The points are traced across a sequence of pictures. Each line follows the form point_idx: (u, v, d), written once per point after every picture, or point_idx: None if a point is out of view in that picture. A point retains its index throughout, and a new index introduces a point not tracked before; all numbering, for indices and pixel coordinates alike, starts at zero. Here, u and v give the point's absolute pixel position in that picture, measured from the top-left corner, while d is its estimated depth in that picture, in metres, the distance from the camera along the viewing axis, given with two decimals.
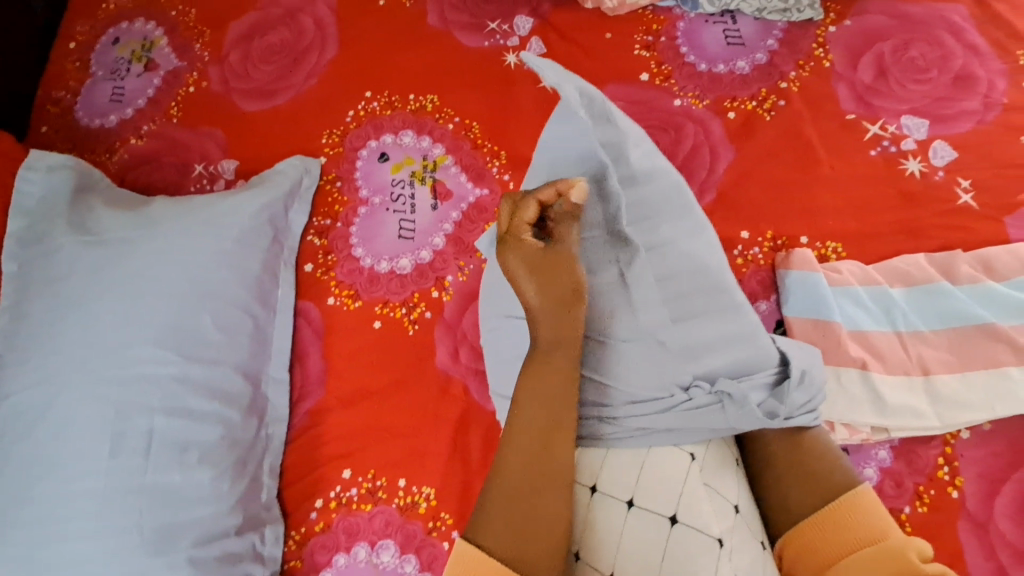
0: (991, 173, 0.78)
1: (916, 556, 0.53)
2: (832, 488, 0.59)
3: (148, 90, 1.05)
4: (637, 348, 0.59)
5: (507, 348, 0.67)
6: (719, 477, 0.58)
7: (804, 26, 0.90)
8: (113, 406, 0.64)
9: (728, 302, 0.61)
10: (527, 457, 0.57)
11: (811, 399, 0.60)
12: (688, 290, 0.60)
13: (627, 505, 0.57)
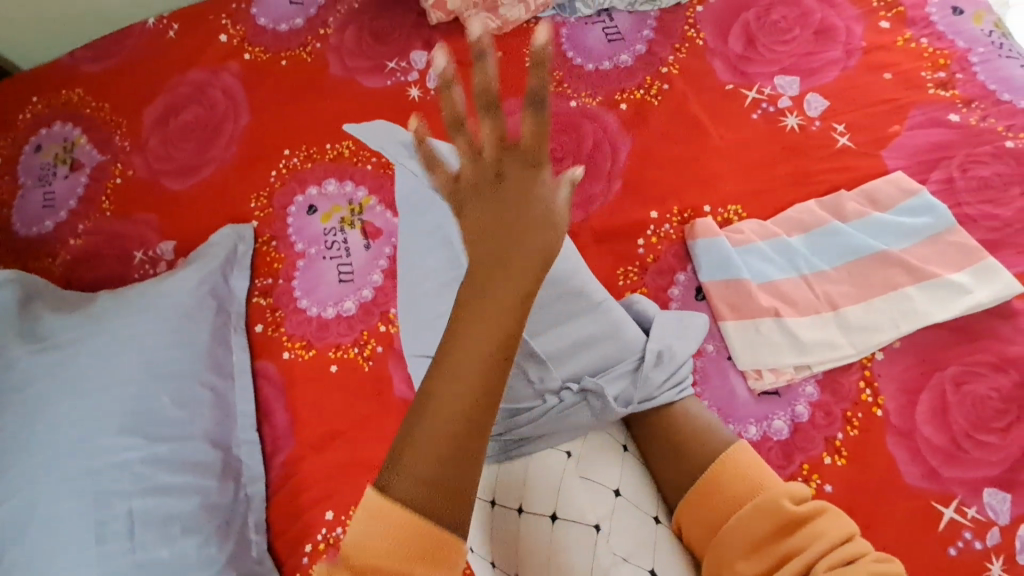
0: (861, 113, 0.84)
1: (788, 501, 0.56)
2: (711, 450, 0.62)
3: (78, 189, 1.08)
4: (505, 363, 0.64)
5: None
6: (597, 467, 0.61)
7: (674, 11, 0.97)
8: (89, 498, 0.67)
9: (589, 303, 0.67)
10: (453, 402, 0.44)
11: (672, 375, 0.66)
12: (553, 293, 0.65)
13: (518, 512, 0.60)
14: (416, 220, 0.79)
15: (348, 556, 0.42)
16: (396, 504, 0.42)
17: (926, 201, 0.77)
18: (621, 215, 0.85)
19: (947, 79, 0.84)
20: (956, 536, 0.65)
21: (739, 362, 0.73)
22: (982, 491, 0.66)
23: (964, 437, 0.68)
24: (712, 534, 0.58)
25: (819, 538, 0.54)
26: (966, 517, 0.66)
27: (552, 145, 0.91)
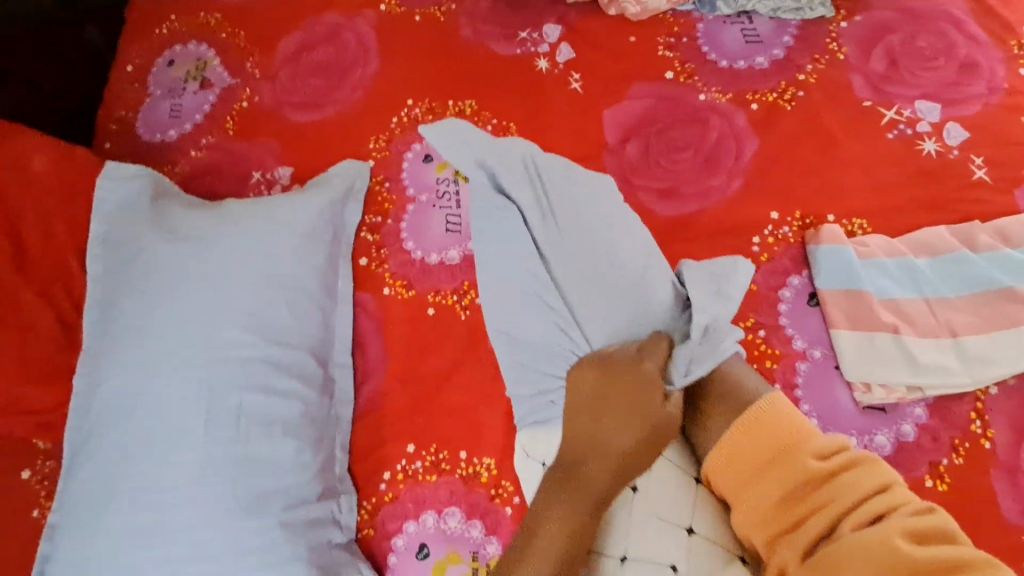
0: (1002, 150, 0.83)
1: (814, 458, 0.64)
2: (742, 406, 0.69)
3: (204, 106, 1.13)
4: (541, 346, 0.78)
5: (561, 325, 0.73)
6: (663, 508, 0.69)
7: (816, 23, 0.97)
8: (205, 385, 0.71)
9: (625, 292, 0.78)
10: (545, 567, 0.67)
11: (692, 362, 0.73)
12: (598, 263, 0.79)
13: (621, 560, 0.68)
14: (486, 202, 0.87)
15: None
16: None
17: None
18: (740, 211, 0.85)
19: None
20: None
21: (848, 372, 0.73)
22: None
23: None
24: (740, 486, 0.66)
25: (841, 495, 0.61)
26: None
27: (676, 134, 0.92)
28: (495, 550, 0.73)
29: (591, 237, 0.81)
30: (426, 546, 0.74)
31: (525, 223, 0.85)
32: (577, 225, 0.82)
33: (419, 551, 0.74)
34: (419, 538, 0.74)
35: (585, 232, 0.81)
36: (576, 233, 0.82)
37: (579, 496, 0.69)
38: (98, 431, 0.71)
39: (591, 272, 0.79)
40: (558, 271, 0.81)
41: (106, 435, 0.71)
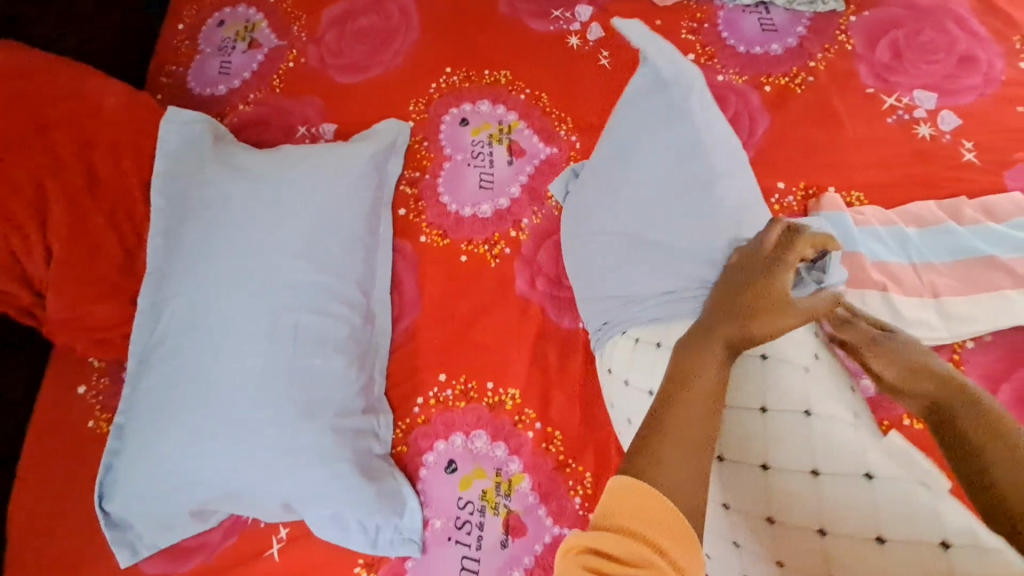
0: (990, 137, 0.92)
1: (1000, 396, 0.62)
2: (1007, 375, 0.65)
3: (253, 65, 1.20)
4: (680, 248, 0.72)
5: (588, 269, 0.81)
6: (824, 398, 0.63)
7: (828, 16, 1.05)
8: (266, 304, 0.78)
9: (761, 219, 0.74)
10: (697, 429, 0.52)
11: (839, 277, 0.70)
12: (672, 176, 0.73)
13: (760, 411, 0.63)
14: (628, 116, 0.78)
15: (610, 510, 0.48)
16: (659, 496, 0.48)
17: None
18: None
19: None
20: None
21: None
22: None
23: None
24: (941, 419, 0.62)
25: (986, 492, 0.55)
26: None
27: None
28: (518, 468, 0.81)
29: (668, 149, 0.74)
30: (455, 462, 0.82)
31: (604, 176, 0.81)
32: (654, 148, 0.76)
33: (448, 466, 0.82)
34: (448, 455, 0.82)
35: (660, 153, 0.75)
36: (648, 157, 0.76)
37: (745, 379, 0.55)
38: (166, 340, 0.79)
39: (659, 198, 0.74)
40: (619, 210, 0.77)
41: (172, 345, 0.78)
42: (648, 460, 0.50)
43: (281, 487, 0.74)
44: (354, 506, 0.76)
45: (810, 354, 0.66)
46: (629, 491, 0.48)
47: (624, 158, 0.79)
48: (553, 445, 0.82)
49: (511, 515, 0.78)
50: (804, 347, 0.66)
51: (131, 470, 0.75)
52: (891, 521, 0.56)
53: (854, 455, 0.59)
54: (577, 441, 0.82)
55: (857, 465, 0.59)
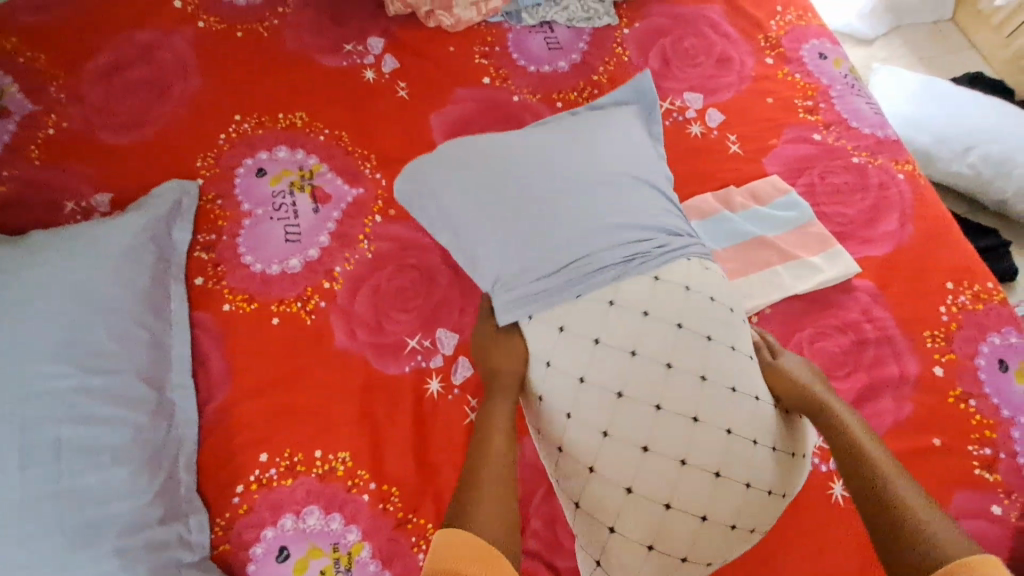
0: (749, 128, 1.02)
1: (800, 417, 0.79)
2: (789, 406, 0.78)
3: (1, 136, 1.03)
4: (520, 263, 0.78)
5: None
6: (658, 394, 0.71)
7: (605, 30, 1.12)
8: (15, 423, 0.66)
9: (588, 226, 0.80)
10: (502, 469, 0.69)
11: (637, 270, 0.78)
12: (573, 191, 0.80)
13: (602, 434, 0.70)
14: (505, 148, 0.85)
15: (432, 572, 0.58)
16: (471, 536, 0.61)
17: (793, 199, 0.95)
18: None
19: (813, 106, 1.05)
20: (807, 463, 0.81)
21: None
22: None
23: None
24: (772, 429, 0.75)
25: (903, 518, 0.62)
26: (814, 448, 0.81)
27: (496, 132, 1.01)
28: (356, 538, 0.77)
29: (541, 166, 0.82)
30: (286, 548, 0.75)
31: (446, 172, 0.83)
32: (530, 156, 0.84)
33: (279, 554, 0.75)
34: (278, 542, 0.76)
35: (555, 167, 0.82)
36: (532, 166, 0.82)
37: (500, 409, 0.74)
38: None
39: (555, 203, 0.79)
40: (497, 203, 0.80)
41: None
42: (477, 502, 0.65)
43: None
44: None
45: (680, 357, 0.72)
46: (445, 556, 0.59)
47: (468, 160, 0.84)
48: (391, 502, 0.79)
49: None
50: (671, 346, 0.72)
51: None
52: (688, 486, 0.69)
53: (680, 443, 0.69)
54: (415, 492, 0.80)
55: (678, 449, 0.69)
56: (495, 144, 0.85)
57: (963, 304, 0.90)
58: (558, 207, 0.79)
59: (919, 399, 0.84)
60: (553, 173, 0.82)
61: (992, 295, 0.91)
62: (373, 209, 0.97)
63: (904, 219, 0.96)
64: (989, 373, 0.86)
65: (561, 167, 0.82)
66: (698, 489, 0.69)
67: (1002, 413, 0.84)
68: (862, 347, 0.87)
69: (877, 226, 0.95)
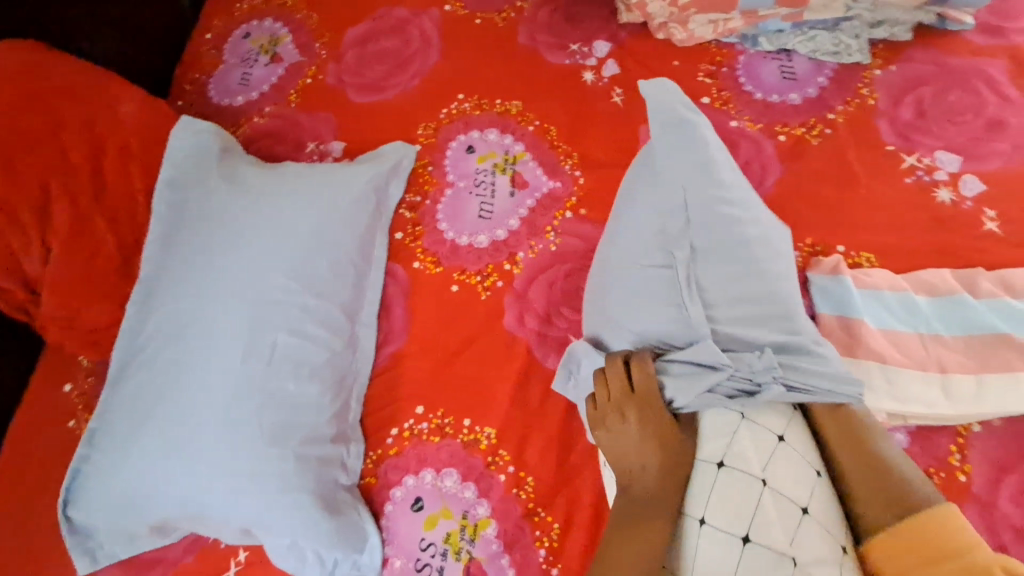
0: (1015, 207, 0.87)
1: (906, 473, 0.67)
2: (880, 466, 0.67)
3: (272, 79, 1.21)
4: (679, 327, 0.73)
5: (654, 297, 0.73)
6: (746, 459, 0.65)
7: (852, 68, 1.02)
8: (248, 321, 0.78)
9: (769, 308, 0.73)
10: None
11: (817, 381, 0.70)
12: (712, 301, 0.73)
13: (699, 523, 0.65)
14: (642, 174, 0.78)
15: None
16: None
17: None
18: None
19: None
20: None
21: None
22: None
23: None
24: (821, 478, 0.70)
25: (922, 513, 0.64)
26: None
27: None
28: (485, 513, 0.78)
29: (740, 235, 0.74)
30: (422, 499, 0.79)
31: (624, 192, 0.80)
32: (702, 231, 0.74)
33: (415, 503, 0.79)
34: (416, 492, 0.80)
35: (711, 259, 0.73)
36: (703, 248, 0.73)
37: (643, 530, 0.65)
38: (148, 348, 0.79)
39: (751, 312, 0.72)
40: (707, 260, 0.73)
41: (152, 353, 0.78)
42: None
43: (241, 510, 0.73)
44: (312, 538, 0.74)
45: (753, 433, 0.67)
46: None
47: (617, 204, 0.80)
48: (524, 491, 0.79)
49: (472, 562, 0.76)
50: (735, 443, 0.67)
51: (97, 475, 0.75)
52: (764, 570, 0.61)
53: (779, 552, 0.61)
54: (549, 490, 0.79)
55: (730, 538, 0.62)
56: (655, 159, 0.78)
57: None
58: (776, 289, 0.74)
59: None
60: (705, 271, 0.73)
61: None
62: (565, 205, 0.98)
63: None
64: None
65: (730, 263, 0.73)
66: None
67: None
68: None
69: None
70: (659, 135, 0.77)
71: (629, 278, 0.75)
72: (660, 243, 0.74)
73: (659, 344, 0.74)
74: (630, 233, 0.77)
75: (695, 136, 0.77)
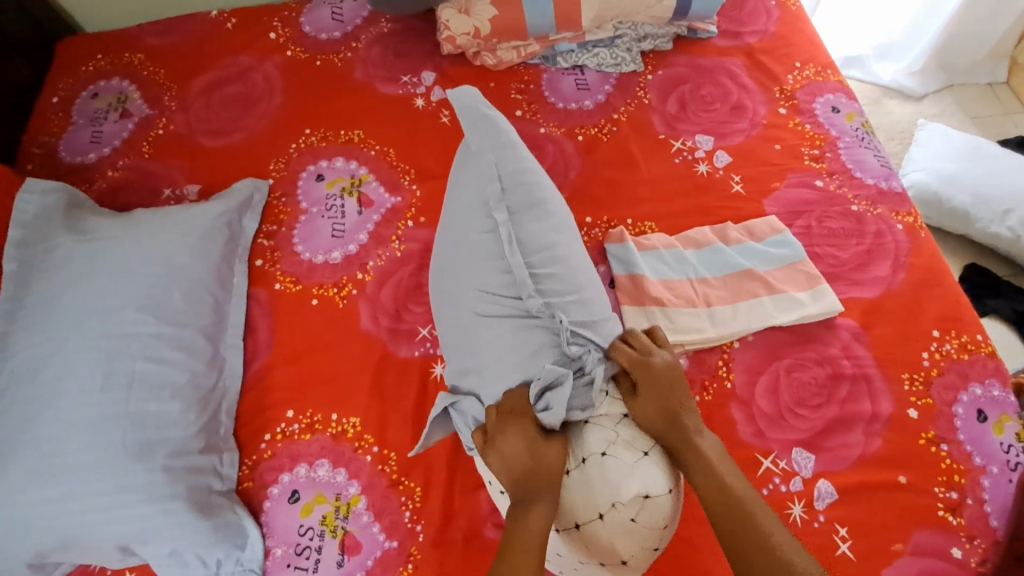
0: (754, 171, 1.11)
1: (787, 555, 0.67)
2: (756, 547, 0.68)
3: (124, 133, 1.27)
4: (502, 279, 0.81)
5: (484, 257, 0.83)
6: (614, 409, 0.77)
7: (631, 75, 1.24)
8: (104, 354, 0.84)
9: (571, 267, 0.84)
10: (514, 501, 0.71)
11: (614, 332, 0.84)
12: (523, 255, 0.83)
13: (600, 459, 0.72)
14: (469, 161, 0.92)
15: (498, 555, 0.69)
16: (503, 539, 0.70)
17: (786, 238, 1.02)
18: None
19: (819, 155, 1.12)
20: (767, 480, 0.84)
21: None
22: (794, 450, 0.86)
23: (787, 410, 0.89)
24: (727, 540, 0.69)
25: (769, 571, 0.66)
26: (777, 467, 0.85)
27: None
28: (355, 491, 0.88)
29: (540, 206, 0.87)
30: (298, 491, 0.88)
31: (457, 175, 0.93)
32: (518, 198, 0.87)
33: (291, 496, 0.88)
34: (292, 486, 0.89)
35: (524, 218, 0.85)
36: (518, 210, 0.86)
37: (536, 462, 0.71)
38: (2, 398, 0.83)
39: (558, 268, 0.83)
40: (517, 223, 0.84)
41: (7, 400, 0.82)
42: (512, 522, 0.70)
43: (117, 528, 0.79)
44: (191, 542, 0.81)
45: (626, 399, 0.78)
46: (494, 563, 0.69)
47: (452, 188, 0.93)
48: (389, 465, 0.89)
49: (347, 536, 0.85)
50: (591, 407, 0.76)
51: None
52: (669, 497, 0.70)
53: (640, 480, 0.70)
54: (410, 460, 0.90)
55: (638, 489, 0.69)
56: (473, 145, 0.93)
57: (947, 352, 0.93)
58: (578, 252, 0.87)
59: (889, 437, 0.87)
60: (521, 227, 0.84)
61: (980, 347, 0.94)
62: (407, 216, 1.11)
63: (896, 267, 1.00)
64: (966, 422, 0.88)
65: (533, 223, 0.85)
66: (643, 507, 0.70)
67: (975, 460, 0.86)
68: (838, 382, 0.91)
69: (869, 270, 1.00)
70: (477, 129, 0.95)
71: (457, 245, 0.86)
72: (479, 211, 0.85)
73: (489, 293, 0.81)
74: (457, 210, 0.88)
75: (503, 129, 0.94)
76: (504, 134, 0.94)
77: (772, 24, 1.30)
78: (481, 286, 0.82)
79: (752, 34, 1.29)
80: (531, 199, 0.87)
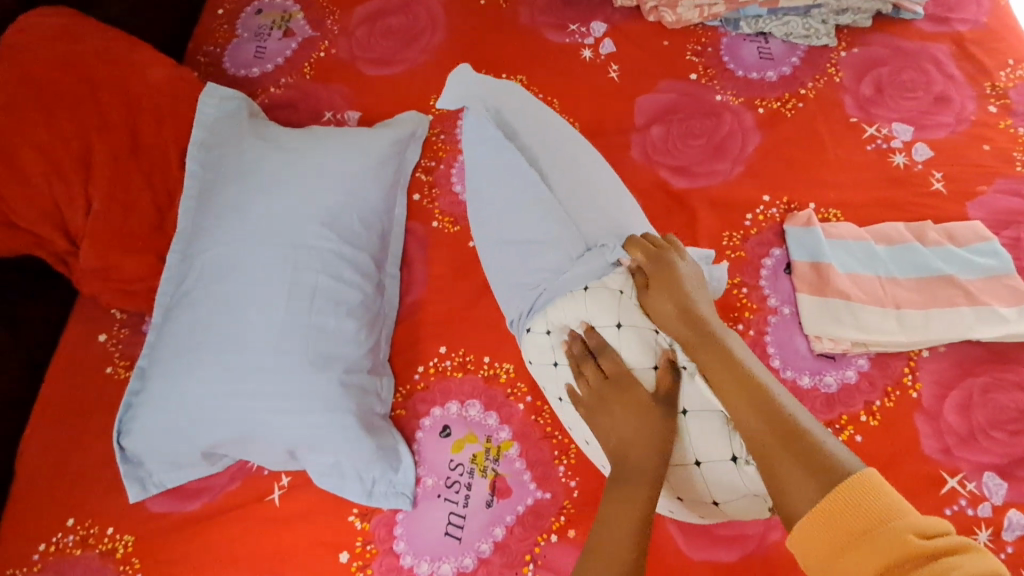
0: (957, 170, 1.01)
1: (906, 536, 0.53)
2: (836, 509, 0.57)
3: (286, 52, 1.27)
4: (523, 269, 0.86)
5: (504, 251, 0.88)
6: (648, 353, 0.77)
7: (821, 50, 1.14)
8: (291, 264, 0.86)
9: (587, 220, 0.85)
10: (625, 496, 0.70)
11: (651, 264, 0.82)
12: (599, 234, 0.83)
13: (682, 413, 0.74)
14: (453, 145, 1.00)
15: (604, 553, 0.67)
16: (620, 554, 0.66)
17: (995, 247, 0.93)
18: (738, 191, 1.02)
19: None
20: (951, 500, 0.79)
21: (807, 325, 0.90)
22: (984, 474, 0.80)
23: (979, 431, 0.82)
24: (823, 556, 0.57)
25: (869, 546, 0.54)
26: (965, 488, 0.80)
27: (694, 124, 1.09)
28: (507, 436, 0.87)
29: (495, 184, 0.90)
30: (449, 426, 0.88)
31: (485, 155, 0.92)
32: (606, 188, 0.89)
33: (443, 430, 0.88)
34: (443, 420, 0.89)
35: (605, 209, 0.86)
36: (605, 202, 0.87)
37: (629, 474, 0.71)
38: (194, 291, 0.86)
39: (590, 217, 0.85)
40: (514, 194, 0.88)
41: (199, 293, 0.86)
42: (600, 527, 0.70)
43: (290, 431, 0.81)
44: (356, 458, 0.83)
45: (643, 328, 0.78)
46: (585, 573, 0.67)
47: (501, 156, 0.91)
48: (542, 417, 0.88)
49: (497, 478, 0.85)
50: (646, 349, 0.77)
51: (152, 407, 0.83)
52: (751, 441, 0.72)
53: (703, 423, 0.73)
54: None
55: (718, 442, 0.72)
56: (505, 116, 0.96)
57: None
58: (602, 207, 0.86)
59: None
60: (504, 228, 0.88)
61: None
62: None
63: None
64: None
65: (571, 189, 0.87)
66: (709, 430, 0.72)
67: None
68: None
69: None
70: (508, 109, 0.97)
71: (492, 208, 0.90)
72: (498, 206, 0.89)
73: (523, 289, 0.86)
74: (493, 191, 0.90)
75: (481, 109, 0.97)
76: (504, 128, 0.95)
77: (987, 12, 1.17)
78: (507, 270, 0.88)
79: (963, 20, 1.16)
80: (490, 184, 0.91)
